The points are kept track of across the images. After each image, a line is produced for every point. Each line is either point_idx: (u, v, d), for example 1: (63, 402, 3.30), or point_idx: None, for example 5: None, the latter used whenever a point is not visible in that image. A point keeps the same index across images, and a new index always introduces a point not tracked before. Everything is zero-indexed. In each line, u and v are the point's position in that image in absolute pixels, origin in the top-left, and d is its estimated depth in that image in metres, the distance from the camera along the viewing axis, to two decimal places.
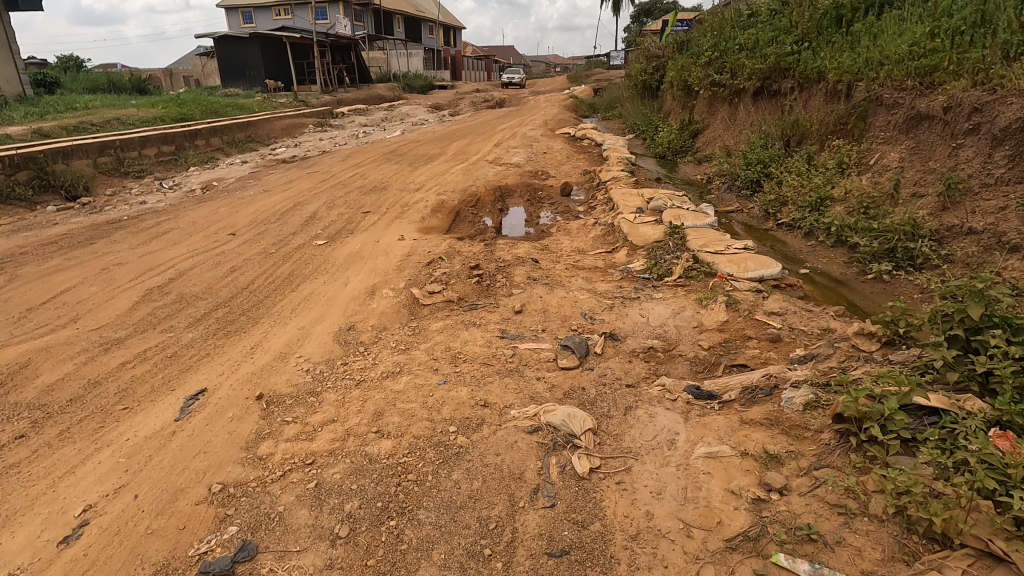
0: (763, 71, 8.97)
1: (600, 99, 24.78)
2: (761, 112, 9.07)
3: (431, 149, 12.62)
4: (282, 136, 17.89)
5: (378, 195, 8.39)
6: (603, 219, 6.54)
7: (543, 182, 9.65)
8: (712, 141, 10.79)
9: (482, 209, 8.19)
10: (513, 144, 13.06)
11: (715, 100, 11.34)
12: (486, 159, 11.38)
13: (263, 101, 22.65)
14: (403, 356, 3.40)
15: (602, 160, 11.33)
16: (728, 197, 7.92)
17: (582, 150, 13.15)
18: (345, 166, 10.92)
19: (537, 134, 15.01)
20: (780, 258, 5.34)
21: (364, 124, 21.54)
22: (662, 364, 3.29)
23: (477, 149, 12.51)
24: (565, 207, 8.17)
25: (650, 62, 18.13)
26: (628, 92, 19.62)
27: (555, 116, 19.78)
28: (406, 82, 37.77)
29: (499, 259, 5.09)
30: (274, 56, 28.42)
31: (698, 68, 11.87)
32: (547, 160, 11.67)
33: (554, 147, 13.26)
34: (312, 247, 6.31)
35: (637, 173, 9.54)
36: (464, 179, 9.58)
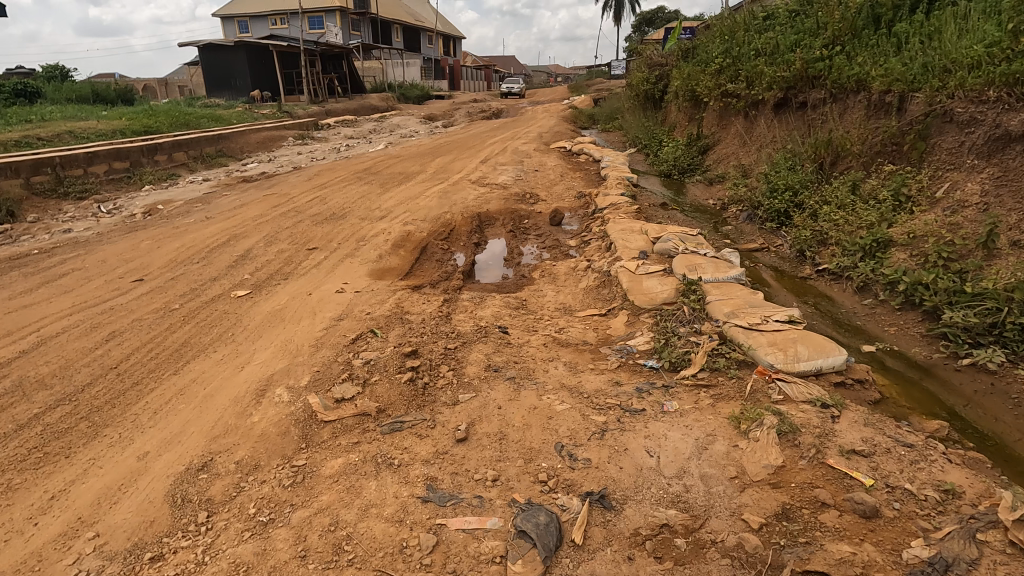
0: (786, 79, 7.71)
1: (600, 110, 23.59)
2: (784, 127, 7.81)
3: (409, 167, 11.37)
4: (258, 149, 16.71)
5: (335, 225, 7.12)
6: (597, 264, 5.24)
7: (530, 208, 8.37)
8: (725, 159, 9.51)
9: (455, 242, 6.90)
10: (501, 161, 11.81)
11: (727, 113, 10.08)
12: (468, 179, 10.12)
13: (245, 112, 21.54)
14: (254, 545, 2.06)
15: (600, 181, 10.05)
16: (748, 230, 6.61)
17: (577, 167, 11.89)
18: (308, 186, 9.65)
19: (529, 148, 13.77)
20: (832, 327, 4.02)
21: (349, 136, 20.36)
22: (681, 569, 1.93)
23: (460, 167, 11.24)
24: (552, 241, 6.88)
25: (652, 71, 16.95)
26: (629, 104, 18.41)
27: (551, 128, 18.58)
28: (401, 91, 36.71)
29: (455, 329, 3.81)
30: (261, 65, 27.34)
31: (707, 77, 10.63)
32: (537, 179, 10.39)
33: (546, 164, 12.00)
34: (231, 298, 5.02)
35: (639, 198, 8.25)
36: (438, 204, 8.30)
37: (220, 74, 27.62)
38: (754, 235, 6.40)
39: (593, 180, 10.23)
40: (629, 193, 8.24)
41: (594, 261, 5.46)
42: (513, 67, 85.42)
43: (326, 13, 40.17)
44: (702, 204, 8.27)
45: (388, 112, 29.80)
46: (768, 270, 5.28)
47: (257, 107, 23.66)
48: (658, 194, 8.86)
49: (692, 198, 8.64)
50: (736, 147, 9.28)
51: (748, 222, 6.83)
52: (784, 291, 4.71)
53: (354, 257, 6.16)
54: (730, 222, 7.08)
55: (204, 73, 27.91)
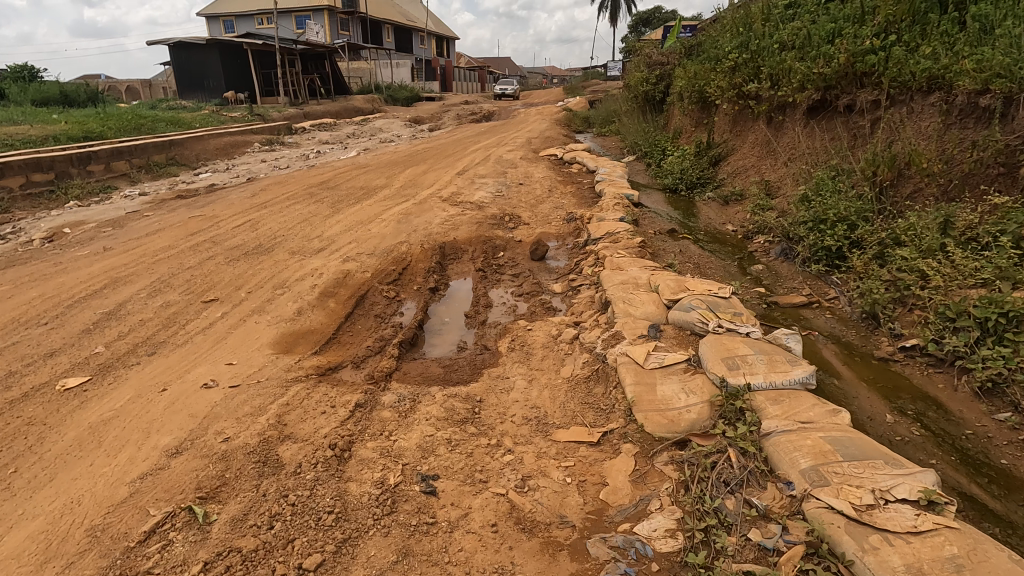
0: (825, 76, 6.22)
1: (595, 113, 22.08)
2: (823, 136, 6.32)
3: (373, 180, 9.84)
4: (217, 156, 15.14)
5: (254, 263, 5.57)
6: (588, 336, 3.71)
7: (509, 235, 6.84)
8: (742, 173, 8.00)
9: (407, 287, 5.37)
10: (481, 172, 10.29)
11: (744, 117, 8.59)
12: (438, 196, 8.58)
13: (212, 116, 19.99)
14: None
15: (593, 198, 8.52)
16: (785, 272, 5.09)
17: (569, 180, 10.38)
18: (245, 206, 8.08)
19: (515, 157, 12.25)
20: (964, 473, 2.51)
21: (324, 142, 18.82)
22: None
23: (432, 180, 9.69)
24: (531, 284, 5.35)
25: (652, 71, 15.47)
26: (627, 107, 16.89)
27: (542, 132, 17.07)
28: (389, 93, 35.08)
29: (347, 492, 2.27)
30: (236, 65, 25.73)
31: (719, 76, 9.12)
32: (520, 196, 8.88)
33: (533, 177, 10.47)
34: (54, 391, 3.46)
35: (641, 223, 6.73)
36: (395, 230, 6.76)
37: (193, 74, 26.02)
38: (795, 281, 4.88)
39: (585, 197, 8.71)
40: (630, 216, 6.71)
41: (584, 327, 3.94)
42: (508, 68, 83.82)
43: (310, 11, 38.61)
44: (718, 230, 6.75)
45: (373, 115, 28.23)
46: (828, 344, 3.76)
47: (228, 109, 22.08)
48: (665, 217, 7.33)
49: (706, 222, 7.14)
50: (757, 159, 7.78)
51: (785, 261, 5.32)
52: (863, 386, 3.19)
53: (263, 314, 4.61)
54: (759, 259, 5.56)
55: (175, 74, 26.33)
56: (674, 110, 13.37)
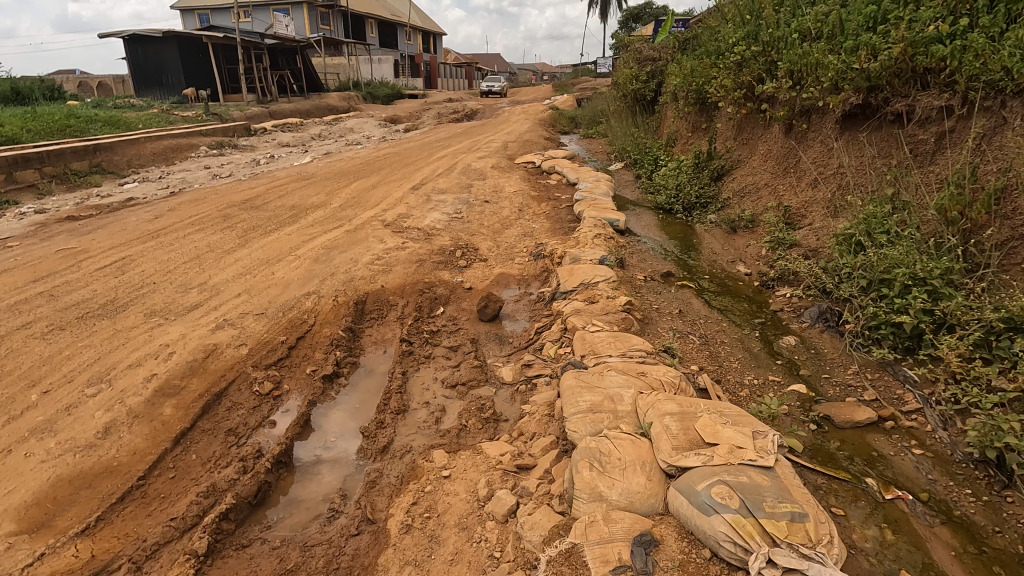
0: (869, 73, 4.72)
1: (582, 114, 20.48)
2: (867, 154, 4.81)
3: (310, 198, 8.23)
4: (154, 162, 13.46)
5: (85, 335, 3.98)
6: (529, 521, 2.17)
7: (457, 279, 5.29)
8: (754, 195, 6.51)
9: (297, 370, 3.82)
10: (442, 187, 8.73)
11: (756, 125, 7.09)
12: (381, 220, 6.99)
13: (162, 115, 18.27)
14: None
15: (571, 223, 6.99)
16: (833, 355, 3.56)
17: (545, 196, 8.84)
18: (133, 235, 6.46)
19: (486, 165, 10.70)
20: None
21: (284, 145, 17.18)
22: None
23: (380, 197, 8.10)
24: (473, 366, 3.80)
25: (643, 67, 13.94)
26: (615, 107, 15.32)
27: (522, 135, 15.52)
28: (368, 90, 33.23)
29: None
30: (196, 59, 23.91)
31: (723, 75, 7.58)
32: (482, 219, 7.34)
33: (503, 192, 8.91)
34: None
35: (628, 265, 5.21)
36: (307, 273, 5.18)
37: (150, 69, 24.19)
38: (848, 373, 3.35)
39: (561, 221, 7.17)
40: (613, 256, 5.19)
41: (529, 490, 2.40)
42: (497, 65, 81.96)
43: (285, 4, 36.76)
44: (727, 272, 5.24)
45: (346, 114, 26.48)
46: (935, 528, 2.23)
47: (182, 108, 20.31)
48: (660, 252, 5.81)
49: (712, 259, 5.62)
50: (773, 178, 6.27)
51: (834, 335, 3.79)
52: None
53: (51, 435, 3.03)
54: (789, 326, 4.05)
55: (133, 69, 24.53)
56: (667, 112, 11.82)
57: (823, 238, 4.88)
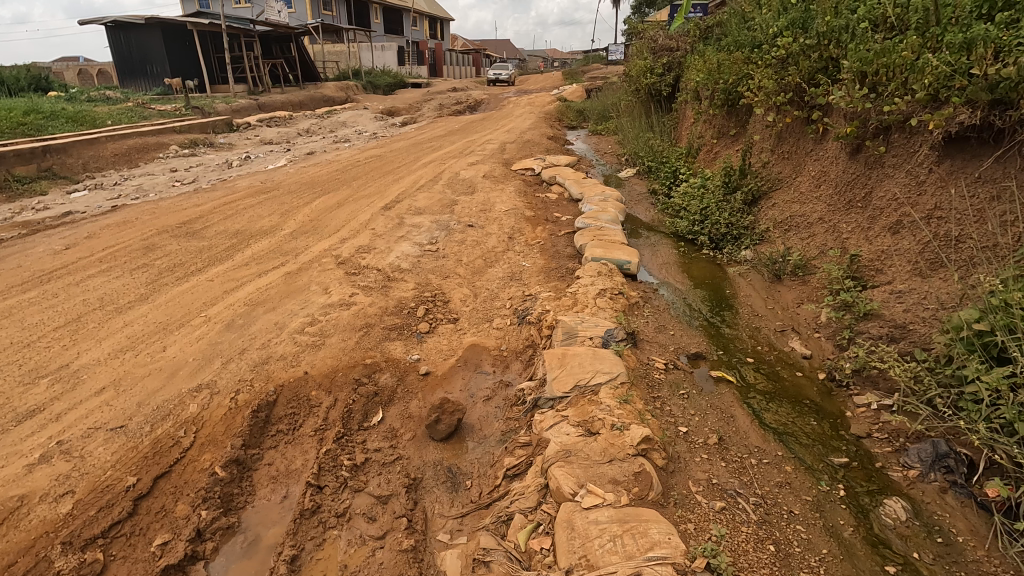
0: (996, 81, 3.34)
1: (591, 108, 18.93)
2: (989, 197, 3.48)
3: (259, 220, 6.90)
4: (115, 164, 12.20)
5: None
6: None
7: (412, 356, 3.97)
8: (804, 231, 5.11)
9: (138, 543, 2.51)
10: (419, 206, 7.39)
11: (805, 139, 5.66)
12: (334, 257, 5.66)
13: (137, 109, 16.97)
14: None
15: (570, 262, 5.62)
16: (979, 556, 2.21)
17: (542, 216, 7.45)
18: (20, 277, 5.17)
19: (477, 174, 9.32)
20: None
21: (266, 142, 15.85)
22: None
23: (342, 221, 6.75)
24: (402, 545, 2.47)
25: (658, 58, 12.43)
26: (627, 103, 13.81)
27: (523, 133, 14.08)
28: (367, 79, 31.77)
29: None
30: (182, 48, 22.59)
31: (761, 74, 6.15)
32: (462, 252, 5.97)
33: (491, 211, 7.53)
34: None
35: (642, 341, 3.85)
36: (209, 349, 3.86)
37: (134, 58, 22.90)
38: None
39: (558, 257, 5.79)
40: (623, 328, 3.83)
41: None
42: (506, 52, 79.84)
43: None
44: (779, 352, 3.85)
45: (341, 106, 25.03)
46: None
47: (162, 101, 19.00)
48: (685, 313, 4.44)
49: (755, 326, 4.23)
50: (832, 212, 4.85)
51: (974, 506, 2.42)
52: None
53: None
54: (887, 474, 2.69)
55: (117, 58, 23.25)
56: (687, 112, 10.32)
57: (917, 313, 3.49)
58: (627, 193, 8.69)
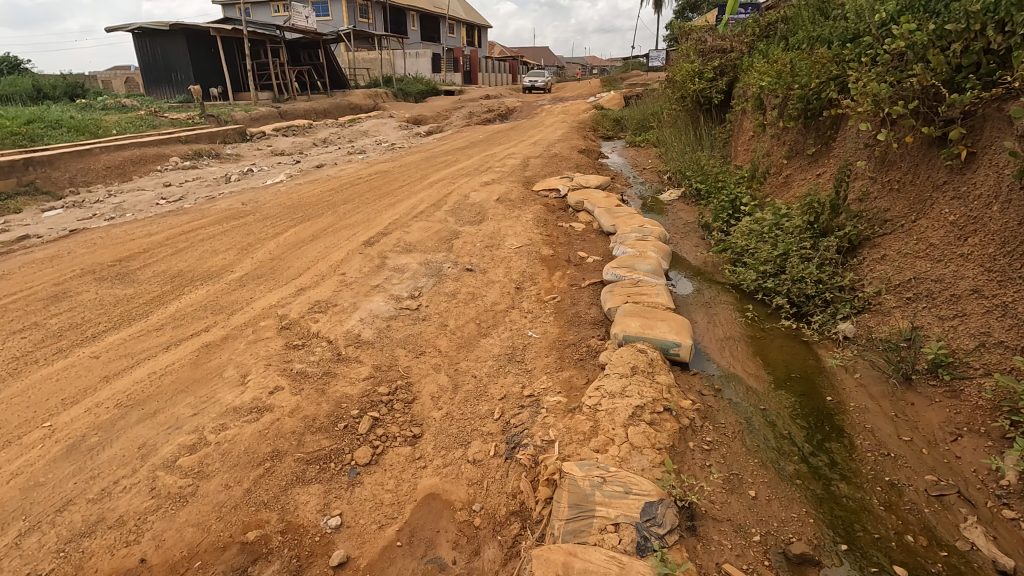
0: None
1: (630, 117, 17.24)
2: None
3: (209, 259, 5.60)
4: (106, 177, 11.32)
5: None
6: None
7: (328, 519, 2.49)
8: (949, 306, 3.44)
9: None
10: (410, 241, 5.98)
11: (941, 168, 4.00)
12: (276, 319, 4.26)
13: (149, 118, 16.29)
14: None
15: (592, 335, 4.07)
16: None
17: (562, 256, 5.89)
18: None
19: (489, 197, 7.88)
20: None
21: (277, 153, 14.84)
22: None
23: (308, 262, 5.38)
24: None
25: (708, 63, 10.82)
26: (670, 113, 12.17)
27: (551, 145, 12.60)
28: (398, 87, 30.94)
29: None
30: (205, 56, 22.04)
31: (863, 75, 4.53)
32: (449, 313, 4.48)
33: (498, 248, 6.03)
34: None
35: (703, 523, 2.27)
36: (15, 501, 2.49)
37: (158, 66, 22.50)
38: None
39: (577, 326, 4.24)
40: (671, 500, 2.26)
41: None
42: (544, 59, 78.85)
43: None
44: (949, 555, 2.21)
45: (366, 114, 24.03)
46: None
47: (178, 109, 18.35)
48: (770, 448, 2.83)
49: (891, 482, 2.58)
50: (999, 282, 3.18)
51: None
52: None
53: None
54: None
55: (143, 66, 22.93)
56: (744, 124, 8.64)
57: None
58: (672, 226, 7.06)
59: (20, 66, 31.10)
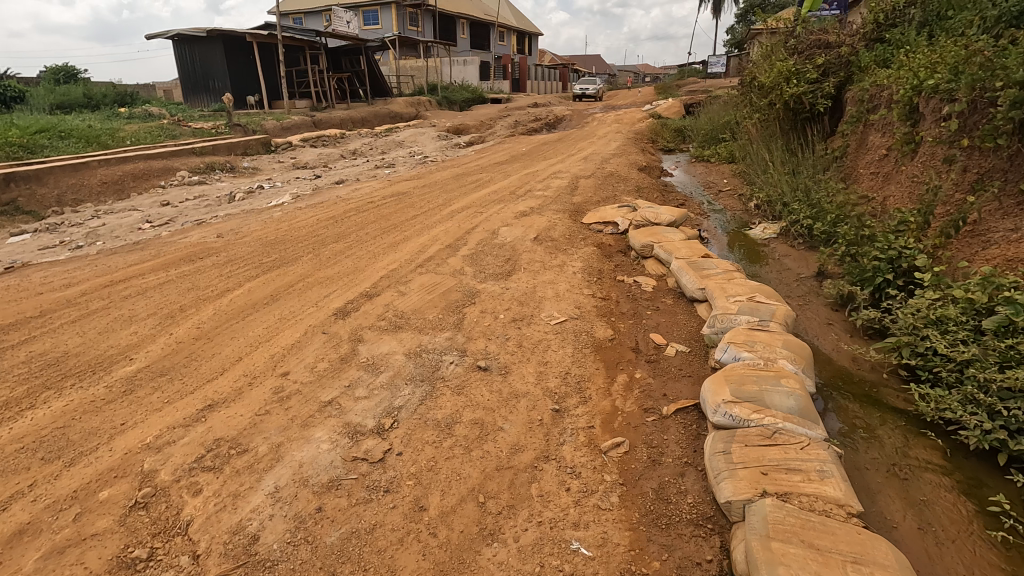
0: None
1: (696, 128, 14.97)
2: None
3: (112, 332, 3.90)
4: (100, 193, 10.09)
5: None
6: None
7: None
8: None
9: None
10: (404, 311, 4.14)
11: None
12: (134, 482, 2.48)
13: (172, 127, 15.28)
14: None
15: (699, 568, 2.10)
16: None
17: (625, 341, 3.89)
18: None
19: (525, 234, 5.97)
20: None
21: (300, 166, 13.49)
22: None
23: (244, 349, 3.60)
24: None
25: (810, 61, 8.63)
26: (753, 123, 9.99)
27: (606, 161, 10.62)
28: (443, 94, 29.65)
29: None
30: (242, 62, 21.20)
31: None
32: (434, 474, 2.58)
33: (530, 323, 4.09)
34: None
35: None
36: None
37: (195, 72, 21.78)
38: None
39: (667, 533, 2.26)
40: None
41: None
42: (596, 66, 76.81)
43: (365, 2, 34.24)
44: None
45: (406, 123, 22.70)
46: None
47: (206, 117, 17.38)
48: None
49: None
50: None
51: None
52: None
53: None
54: None
55: (181, 73, 22.29)
56: (872, 140, 6.46)
57: None
58: (783, 292, 4.95)
59: (76, 75, 31.58)
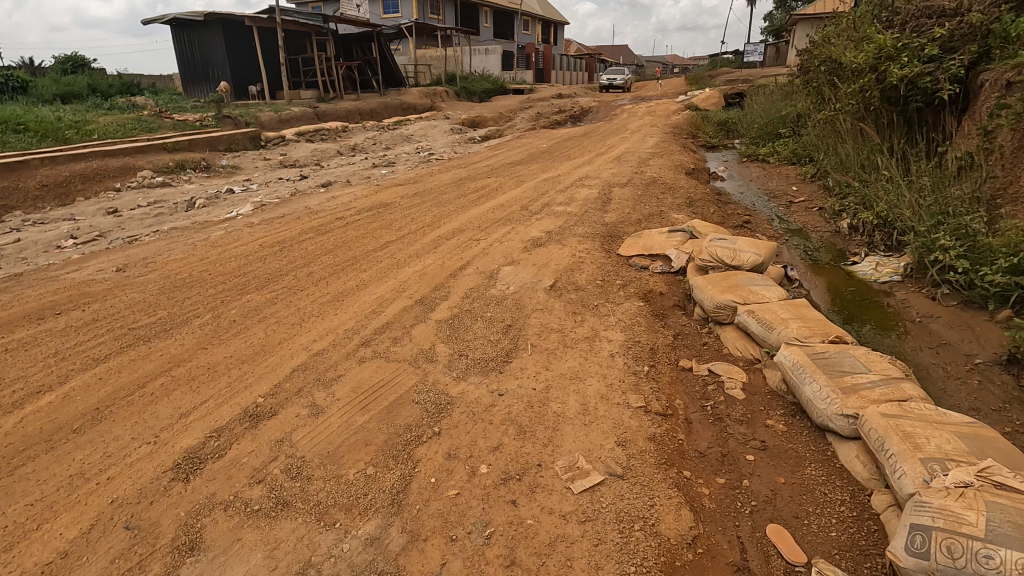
0: None
1: (747, 120, 12.83)
2: None
3: None
4: (40, 198, 8.53)
5: None
6: None
7: None
8: None
9: None
10: (308, 453, 2.29)
11: None
12: None
13: (154, 119, 13.74)
14: None
15: None
16: None
17: (720, 552, 1.97)
18: None
19: (538, 277, 4.07)
20: None
21: (288, 164, 11.79)
22: None
23: None
24: None
25: (926, 34, 6.49)
26: (835, 116, 7.88)
27: (645, 161, 8.64)
28: (461, 84, 27.78)
29: None
30: (242, 49, 19.61)
31: None
32: None
33: (536, 486, 2.21)
34: None
35: None
36: None
37: (194, 60, 20.27)
38: None
39: None
40: None
41: None
42: (624, 56, 74.06)
43: None
44: None
45: (419, 115, 20.90)
46: None
47: (197, 109, 15.83)
48: None
49: None
50: None
51: None
52: None
53: None
54: None
55: (180, 60, 20.81)
56: None
57: None
58: (963, 402, 2.96)
59: (85, 64, 30.60)
